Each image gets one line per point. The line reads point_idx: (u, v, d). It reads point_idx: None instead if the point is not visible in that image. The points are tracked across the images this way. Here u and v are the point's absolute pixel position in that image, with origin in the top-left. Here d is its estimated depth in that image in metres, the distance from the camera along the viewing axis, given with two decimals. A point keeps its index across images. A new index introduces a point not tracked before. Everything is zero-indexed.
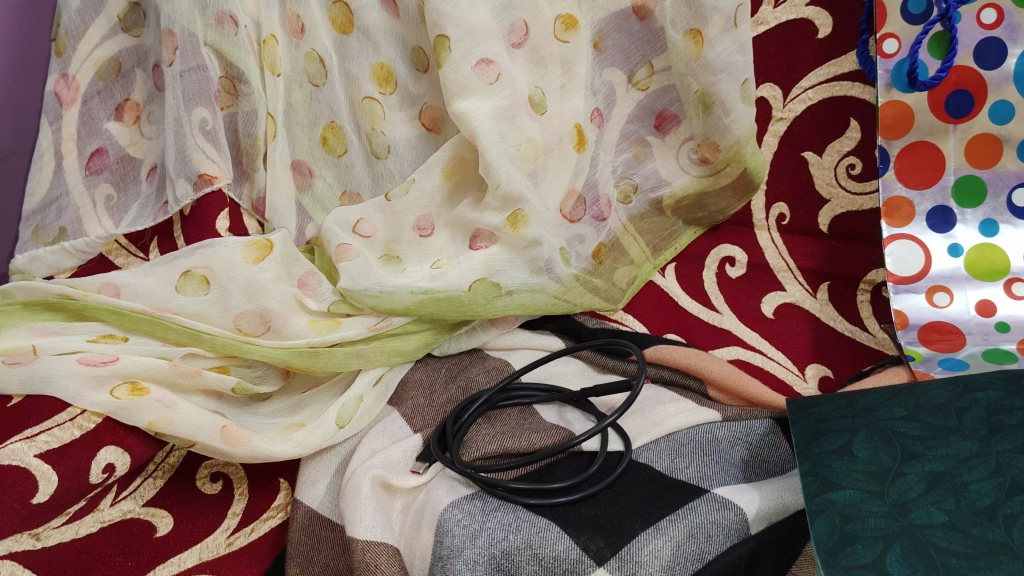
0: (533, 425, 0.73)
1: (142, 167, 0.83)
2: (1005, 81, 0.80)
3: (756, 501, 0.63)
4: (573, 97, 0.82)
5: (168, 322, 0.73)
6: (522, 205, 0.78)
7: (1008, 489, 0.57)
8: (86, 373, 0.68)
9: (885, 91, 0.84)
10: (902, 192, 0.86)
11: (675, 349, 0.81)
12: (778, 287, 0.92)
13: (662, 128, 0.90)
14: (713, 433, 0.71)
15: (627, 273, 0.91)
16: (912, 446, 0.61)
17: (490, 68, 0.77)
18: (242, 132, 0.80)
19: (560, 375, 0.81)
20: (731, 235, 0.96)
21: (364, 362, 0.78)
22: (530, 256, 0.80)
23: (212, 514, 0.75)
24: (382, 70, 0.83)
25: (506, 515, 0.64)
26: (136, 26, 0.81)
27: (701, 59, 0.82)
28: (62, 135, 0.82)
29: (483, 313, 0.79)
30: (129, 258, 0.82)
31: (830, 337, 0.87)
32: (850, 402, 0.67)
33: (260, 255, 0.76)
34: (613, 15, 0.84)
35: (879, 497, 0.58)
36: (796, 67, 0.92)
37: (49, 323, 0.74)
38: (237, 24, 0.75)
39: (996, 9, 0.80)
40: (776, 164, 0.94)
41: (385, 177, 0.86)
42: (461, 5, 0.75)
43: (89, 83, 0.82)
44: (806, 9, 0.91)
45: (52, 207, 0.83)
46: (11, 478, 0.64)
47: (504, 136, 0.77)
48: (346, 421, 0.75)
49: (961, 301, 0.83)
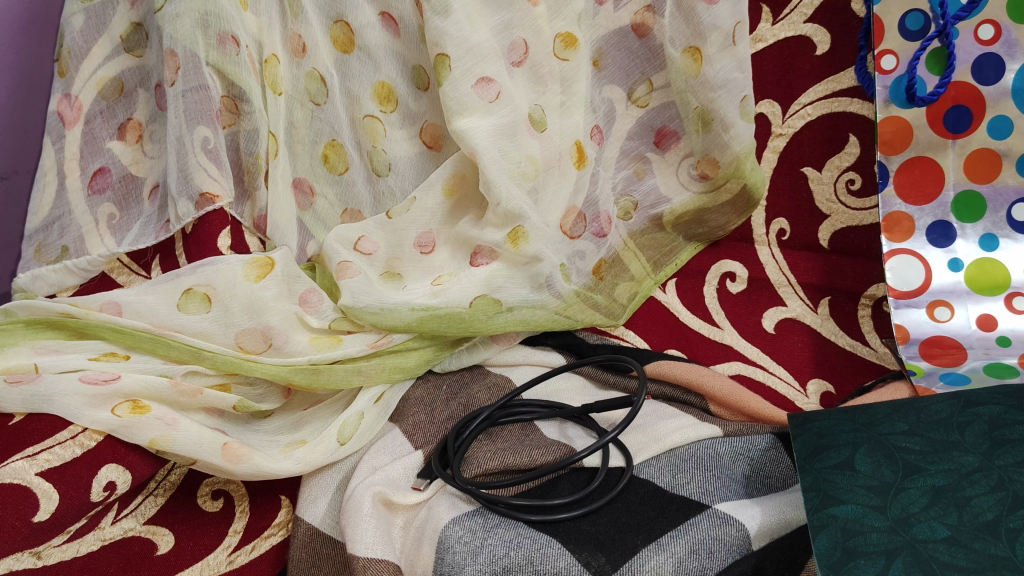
0: (534, 441, 0.73)
1: (144, 187, 0.83)
2: (1004, 96, 0.81)
3: (758, 517, 0.63)
4: (573, 114, 0.83)
5: (170, 340, 0.74)
6: (522, 221, 0.78)
7: (1010, 503, 0.56)
8: (87, 392, 0.68)
9: (883, 107, 0.86)
10: (901, 208, 0.86)
11: (675, 364, 0.81)
12: (778, 302, 0.92)
13: (662, 145, 0.90)
14: (714, 449, 0.71)
15: (627, 289, 0.90)
16: (915, 460, 0.61)
17: (490, 86, 0.77)
18: (243, 151, 0.80)
19: (562, 392, 0.81)
20: (731, 250, 0.96)
21: (364, 379, 0.78)
22: (530, 273, 0.81)
23: (212, 532, 0.75)
24: (382, 89, 0.84)
25: (507, 531, 0.64)
26: (139, 46, 0.82)
27: (701, 76, 0.82)
28: (65, 155, 0.83)
29: (483, 330, 0.79)
30: (130, 276, 0.82)
31: (831, 353, 0.87)
32: (851, 417, 0.66)
33: (260, 273, 0.76)
34: (613, 33, 0.86)
35: (881, 512, 0.57)
36: (796, 83, 0.92)
37: (50, 342, 0.74)
38: (239, 44, 0.76)
39: (993, 25, 0.80)
40: (776, 179, 0.94)
41: (386, 195, 0.86)
42: (461, 24, 0.76)
43: (92, 103, 0.83)
44: (805, 26, 0.91)
45: (55, 226, 0.84)
46: (12, 496, 0.64)
47: (504, 153, 0.78)
48: (347, 438, 0.75)
49: (961, 315, 0.83)
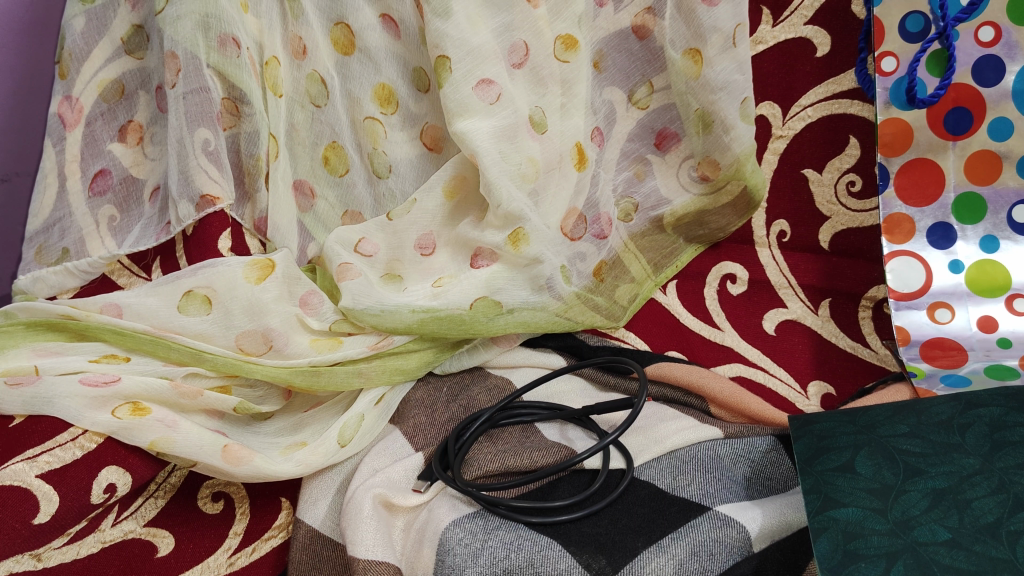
0: (535, 443, 0.73)
1: (145, 188, 0.83)
2: (1004, 98, 0.81)
3: (759, 519, 0.63)
4: (573, 116, 0.83)
5: (171, 342, 0.74)
6: (522, 223, 0.78)
7: (1011, 506, 0.56)
8: (88, 394, 0.68)
9: (884, 109, 0.86)
10: (901, 210, 0.86)
11: (676, 366, 0.81)
12: (779, 304, 0.91)
13: (662, 147, 0.90)
14: (714, 450, 0.71)
15: (628, 291, 0.90)
16: (915, 463, 0.61)
17: (490, 88, 0.77)
18: (244, 152, 0.80)
19: (562, 393, 0.81)
20: (731, 252, 0.96)
21: (365, 381, 0.78)
22: (531, 274, 0.81)
23: (212, 534, 0.74)
24: (383, 91, 0.84)
25: (508, 533, 0.64)
26: (139, 48, 0.82)
27: (701, 78, 0.83)
28: (66, 157, 0.83)
29: (484, 331, 0.79)
30: (131, 278, 0.82)
31: (831, 355, 0.87)
32: (852, 418, 0.66)
33: (261, 275, 0.76)
34: (613, 35, 0.86)
35: (882, 514, 0.57)
36: (796, 85, 0.92)
37: (50, 344, 0.74)
38: (239, 46, 0.76)
39: (994, 26, 0.80)
40: (776, 181, 0.94)
41: (387, 197, 0.86)
42: (461, 26, 0.76)
43: (92, 105, 0.83)
44: (805, 28, 0.91)
45: (56, 228, 0.84)
46: (12, 498, 0.64)
47: (504, 155, 0.78)
48: (347, 441, 0.75)
49: (962, 317, 0.83)
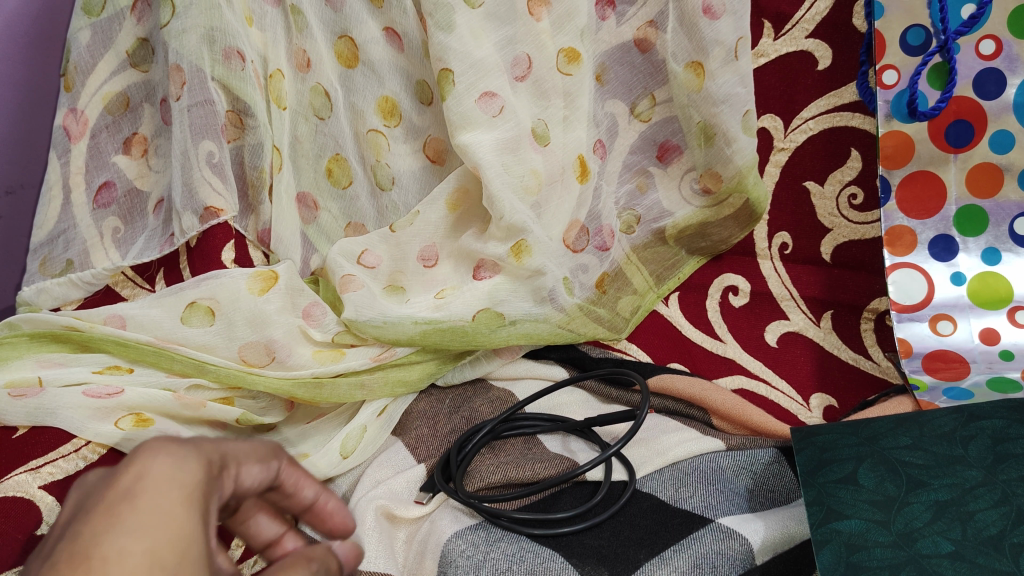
0: (538, 454, 0.73)
1: (149, 201, 0.84)
2: (1005, 111, 0.81)
3: (761, 531, 0.63)
4: (575, 129, 0.83)
5: (174, 353, 0.74)
6: (525, 235, 0.79)
7: (1014, 518, 0.56)
8: (91, 405, 0.69)
9: (884, 122, 0.86)
10: (903, 222, 0.87)
11: (678, 378, 0.81)
12: (781, 316, 0.91)
13: (664, 159, 0.91)
14: (717, 463, 0.71)
15: (630, 303, 0.91)
16: (918, 475, 0.61)
17: (493, 100, 0.78)
18: (248, 164, 0.80)
19: (564, 406, 0.81)
20: (734, 264, 0.96)
21: (367, 393, 0.78)
22: (533, 287, 0.81)
23: None
24: (387, 103, 0.84)
25: (511, 545, 0.64)
26: (145, 61, 0.83)
27: (703, 91, 0.83)
28: (71, 169, 0.83)
29: (486, 343, 0.79)
30: (135, 289, 0.83)
31: (833, 366, 0.87)
32: (856, 430, 0.66)
33: (264, 286, 0.76)
34: (615, 49, 0.87)
35: (885, 526, 0.57)
36: (797, 98, 0.93)
37: (55, 355, 0.74)
38: (244, 59, 0.76)
39: (994, 40, 0.81)
40: (776, 193, 0.94)
41: (389, 209, 0.87)
42: (463, 39, 0.76)
43: (97, 118, 0.83)
44: (805, 41, 0.92)
45: (60, 240, 0.84)
46: (15, 508, 0.63)
47: (507, 167, 0.78)
48: (349, 451, 0.75)
49: (964, 329, 0.83)
